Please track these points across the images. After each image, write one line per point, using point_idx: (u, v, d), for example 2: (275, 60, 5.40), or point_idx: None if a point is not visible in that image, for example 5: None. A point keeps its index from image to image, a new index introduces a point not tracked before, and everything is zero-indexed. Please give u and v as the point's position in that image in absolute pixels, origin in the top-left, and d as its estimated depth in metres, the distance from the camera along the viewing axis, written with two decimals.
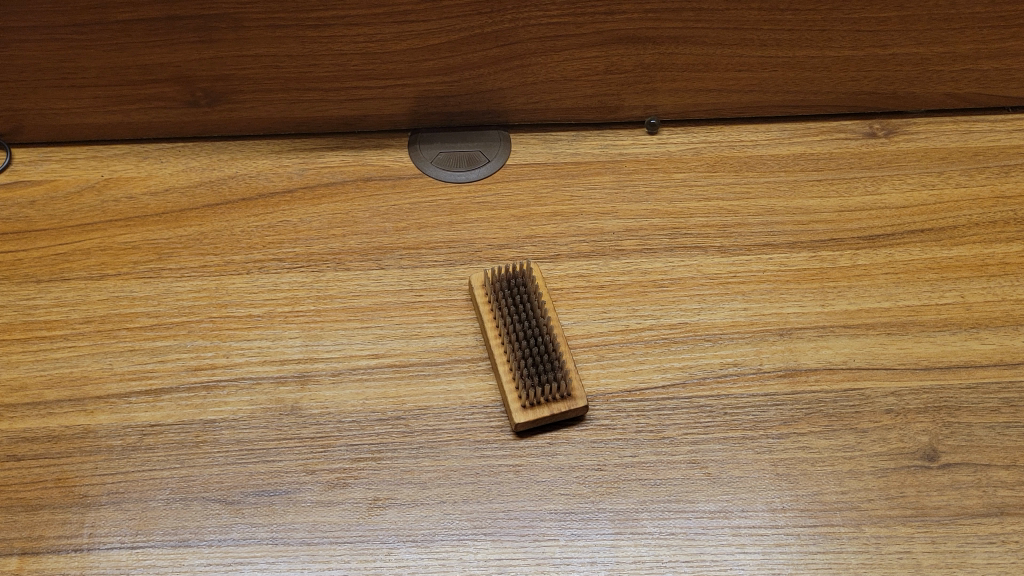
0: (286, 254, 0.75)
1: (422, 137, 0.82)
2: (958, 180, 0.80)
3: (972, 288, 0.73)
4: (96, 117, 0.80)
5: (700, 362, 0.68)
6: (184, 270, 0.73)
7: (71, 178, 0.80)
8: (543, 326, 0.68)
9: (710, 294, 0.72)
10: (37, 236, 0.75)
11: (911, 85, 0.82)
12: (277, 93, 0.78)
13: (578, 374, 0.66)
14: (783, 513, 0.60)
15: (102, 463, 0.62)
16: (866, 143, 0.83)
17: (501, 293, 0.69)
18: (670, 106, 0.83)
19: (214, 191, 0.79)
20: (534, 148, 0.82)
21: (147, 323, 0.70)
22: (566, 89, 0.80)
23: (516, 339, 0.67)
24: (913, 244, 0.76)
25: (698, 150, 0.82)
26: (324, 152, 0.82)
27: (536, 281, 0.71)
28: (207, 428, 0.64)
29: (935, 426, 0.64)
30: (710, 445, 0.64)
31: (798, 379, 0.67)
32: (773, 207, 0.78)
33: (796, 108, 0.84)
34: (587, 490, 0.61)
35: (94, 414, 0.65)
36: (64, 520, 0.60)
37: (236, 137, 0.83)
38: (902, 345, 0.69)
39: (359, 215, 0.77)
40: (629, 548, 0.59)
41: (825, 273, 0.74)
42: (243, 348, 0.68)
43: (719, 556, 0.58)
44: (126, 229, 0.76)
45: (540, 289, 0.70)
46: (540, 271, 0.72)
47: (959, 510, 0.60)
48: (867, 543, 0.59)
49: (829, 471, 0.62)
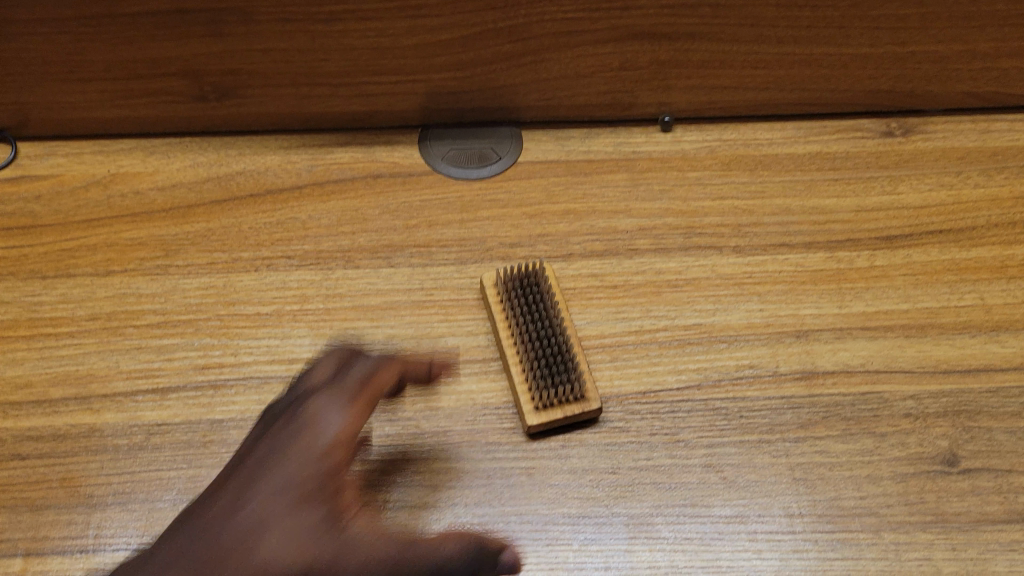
0: (295, 251, 0.73)
1: (433, 134, 0.81)
2: (977, 180, 0.79)
3: (991, 291, 0.71)
4: (103, 111, 0.79)
5: (715, 364, 0.67)
6: (191, 267, 0.72)
7: (77, 173, 0.79)
8: (555, 326, 0.67)
9: (725, 295, 0.71)
10: (42, 232, 0.74)
11: (930, 83, 0.81)
12: (286, 88, 0.77)
13: (590, 375, 0.65)
14: (800, 519, 0.59)
15: (108, 463, 0.61)
16: (883, 142, 0.82)
17: (513, 294, 0.68)
18: (684, 104, 0.81)
19: (222, 187, 0.78)
20: (547, 145, 0.81)
21: (154, 321, 0.69)
22: (579, 85, 0.79)
23: (527, 340, 0.66)
24: (932, 244, 0.74)
25: (712, 149, 0.81)
26: (333, 147, 0.81)
27: (548, 281, 0.70)
28: (215, 428, 0.63)
29: (955, 430, 0.63)
30: (725, 448, 0.63)
31: (815, 382, 0.66)
32: (789, 206, 0.77)
33: (812, 107, 0.83)
34: (600, 493, 0.60)
35: (100, 412, 0.64)
36: (69, 519, 0.59)
37: (244, 132, 0.81)
38: (921, 348, 0.68)
39: (369, 212, 0.76)
40: (645, 553, 0.58)
41: (842, 274, 0.72)
42: (251, 347, 0.67)
43: (736, 561, 0.58)
44: (132, 225, 0.75)
45: (551, 289, 0.70)
46: (550, 272, 0.71)
47: (980, 516, 0.59)
48: (886, 549, 0.58)
49: (847, 475, 0.61)
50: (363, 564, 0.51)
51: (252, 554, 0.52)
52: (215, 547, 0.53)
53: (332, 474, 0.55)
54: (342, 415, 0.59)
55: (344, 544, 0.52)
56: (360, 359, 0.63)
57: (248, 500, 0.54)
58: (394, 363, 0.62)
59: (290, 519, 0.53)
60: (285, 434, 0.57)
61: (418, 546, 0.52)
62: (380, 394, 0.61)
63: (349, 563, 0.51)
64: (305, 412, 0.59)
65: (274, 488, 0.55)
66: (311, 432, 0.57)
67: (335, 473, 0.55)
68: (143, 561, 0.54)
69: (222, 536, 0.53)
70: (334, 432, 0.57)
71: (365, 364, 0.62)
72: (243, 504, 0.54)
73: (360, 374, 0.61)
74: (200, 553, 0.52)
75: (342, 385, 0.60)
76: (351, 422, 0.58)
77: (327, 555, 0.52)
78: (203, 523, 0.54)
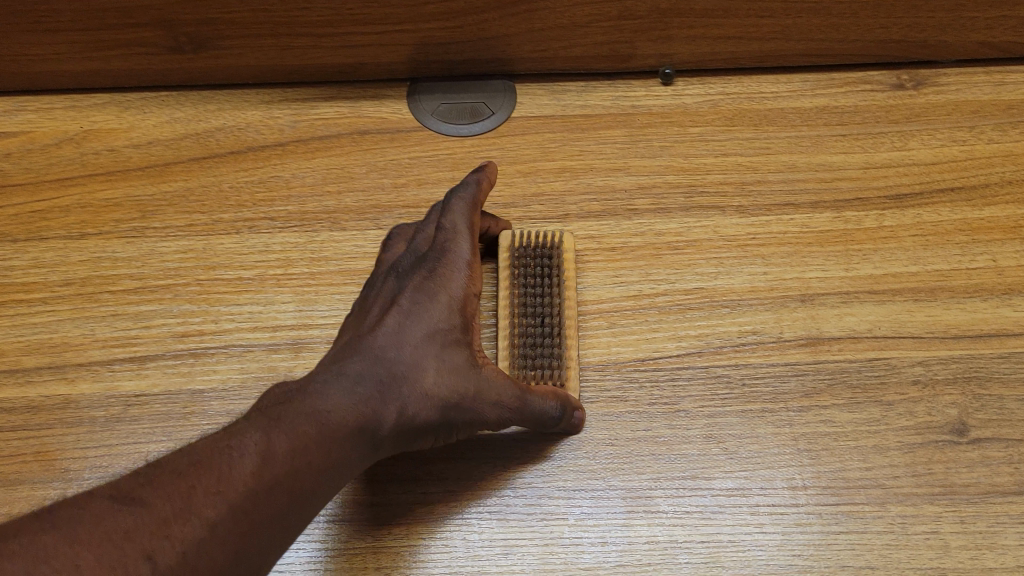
0: (278, 212, 0.70)
1: (422, 88, 0.78)
2: (991, 135, 0.75)
3: (1005, 251, 0.68)
4: (73, 64, 0.74)
5: (717, 330, 0.64)
6: (169, 229, 0.69)
7: (48, 130, 0.75)
8: (552, 304, 0.65)
9: (728, 257, 0.68)
10: (13, 192, 0.71)
11: (944, 33, 0.76)
12: (266, 39, 0.73)
13: (576, 361, 0.63)
14: (804, 491, 0.57)
15: (85, 436, 0.59)
16: (893, 95, 0.78)
17: (520, 264, 0.66)
18: (686, 55, 0.77)
19: (201, 144, 0.74)
20: (542, 100, 0.78)
21: (131, 286, 0.66)
22: (575, 36, 0.75)
23: (520, 315, 0.64)
24: (943, 203, 0.71)
25: (715, 103, 0.77)
26: (317, 102, 0.77)
27: (561, 256, 0.67)
28: (196, 399, 0.61)
29: (965, 398, 0.61)
30: (727, 418, 0.60)
31: (820, 348, 0.64)
32: (795, 163, 0.73)
33: (819, 58, 0.79)
34: (597, 466, 0.59)
35: (75, 383, 0.61)
36: (43, 495, 0.57)
37: (224, 86, 0.78)
38: (930, 312, 0.65)
39: (355, 170, 0.73)
40: (643, 528, 0.56)
41: (849, 235, 0.70)
42: (233, 314, 0.65)
43: (737, 536, 0.56)
44: (107, 184, 0.72)
45: (561, 264, 0.67)
46: (568, 245, 0.68)
47: (989, 488, 0.57)
48: (892, 522, 0.56)
49: (853, 446, 0.59)
50: (502, 403, 0.55)
51: (406, 388, 0.52)
52: (369, 381, 0.52)
53: (466, 321, 0.55)
54: (466, 270, 0.57)
55: (490, 379, 0.54)
56: (450, 197, 0.61)
57: (394, 341, 0.53)
58: (468, 199, 0.60)
59: (439, 357, 0.53)
60: (413, 284, 0.56)
61: (531, 398, 0.56)
62: (475, 231, 0.60)
63: (491, 401, 0.54)
64: (432, 259, 0.57)
65: (416, 329, 0.54)
66: (442, 279, 0.56)
67: (469, 318, 0.56)
68: (286, 394, 0.51)
69: (375, 372, 0.52)
70: (465, 282, 0.56)
71: (468, 212, 0.60)
72: (386, 342, 0.53)
73: (471, 227, 0.59)
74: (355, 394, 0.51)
75: (454, 238, 0.58)
76: (477, 276, 0.57)
77: (474, 391, 0.54)
78: (350, 361, 0.52)
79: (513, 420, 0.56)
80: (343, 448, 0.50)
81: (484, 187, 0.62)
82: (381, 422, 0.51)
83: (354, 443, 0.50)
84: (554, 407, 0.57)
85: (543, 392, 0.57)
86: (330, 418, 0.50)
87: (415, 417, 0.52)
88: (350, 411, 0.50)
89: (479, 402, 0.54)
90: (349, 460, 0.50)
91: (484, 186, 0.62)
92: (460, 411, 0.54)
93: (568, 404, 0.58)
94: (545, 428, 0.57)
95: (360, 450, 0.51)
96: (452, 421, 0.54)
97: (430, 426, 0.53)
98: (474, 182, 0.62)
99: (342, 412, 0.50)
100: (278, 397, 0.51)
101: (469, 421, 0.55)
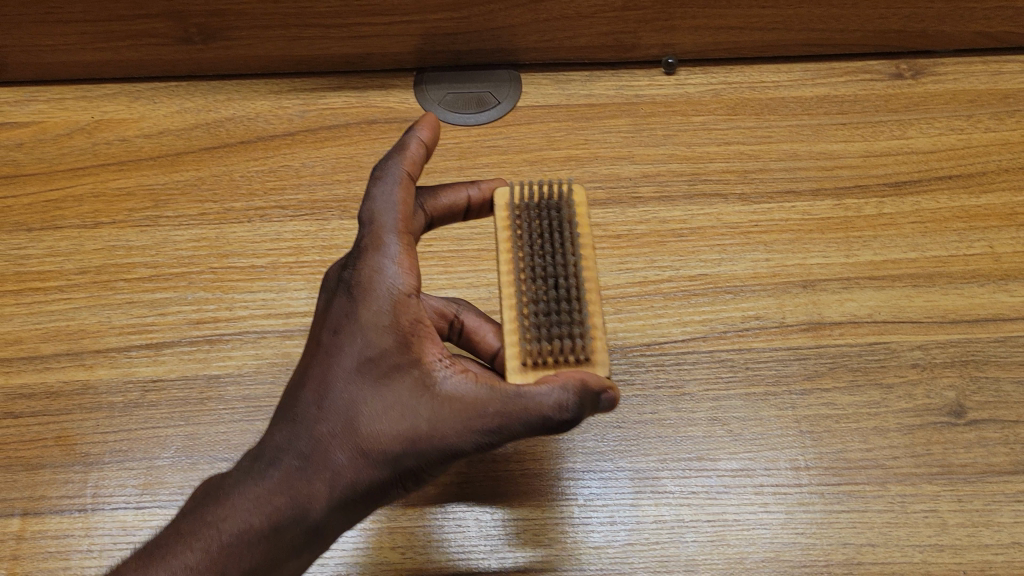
0: (288, 201, 0.71)
1: (429, 78, 0.79)
2: (988, 124, 0.77)
3: (1001, 238, 0.70)
4: (83, 55, 0.75)
5: (721, 315, 0.66)
6: (182, 218, 0.70)
7: (60, 120, 0.76)
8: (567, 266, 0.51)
9: (731, 244, 0.70)
10: (26, 182, 0.72)
11: (942, 23, 0.77)
12: (274, 30, 0.73)
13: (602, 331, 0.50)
14: (806, 471, 0.59)
15: (104, 421, 0.61)
16: (892, 84, 0.79)
17: (526, 217, 0.54)
18: (688, 45, 0.79)
19: (211, 134, 0.75)
20: (546, 89, 0.79)
21: (146, 274, 0.67)
22: (580, 26, 0.76)
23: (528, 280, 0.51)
24: (942, 191, 0.73)
25: (717, 92, 0.79)
26: (326, 92, 0.78)
27: (574, 210, 0.54)
28: (212, 384, 0.62)
29: (963, 381, 0.63)
30: (732, 401, 0.62)
31: (822, 333, 0.65)
32: (796, 152, 0.75)
33: (819, 47, 0.80)
34: (605, 447, 0.61)
35: (93, 368, 0.63)
36: (66, 478, 0.58)
37: (232, 76, 0.79)
38: (929, 297, 0.67)
39: (364, 159, 0.73)
40: (651, 507, 0.58)
41: (849, 222, 0.71)
42: (247, 301, 0.66)
43: (741, 515, 0.57)
44: (119, 174, 0.73)
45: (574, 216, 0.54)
46: (580, 198, 0.55)
47: (986, 468, 0.59)
48: (892, 501, 0.58)
49: (854, 427, 0.61)
50: (474, 429, 0.43)
51: (332, 457, 0.43)
52: (288, 456, 0.43)
53: (403, 340, 0.45)
54: (391, 270, 0.46)
55: (448, 404, 0.44)
56: (370, 185, 0.50)
57: (316, 398, 0.44)
58: (387, 179, 0.49)
59: (370, 402, 0.44)
60: (335, 315, 0.46)
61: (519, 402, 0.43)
62: (403, 210, 0.49)
63: (455, 430, 0.43)
64: (351, 277, 0.47)
65: (335, 375, 0.44)
66: (363, 302, 0.45)
67: (408, 334, 0.45)
68: (204, 495, 0.44)
69: (293, 444, 0.43)
70: (391, 289, 0.46)
71: (391, 198, 0.49)
72: (307, 401, 0.45)
73: (395, 218, 0.48)
74: (265, 484, 0.43)
75: (376, 240, 0.47)
76: (409, 276, 0.46)
77: (427, 426, 0.43)
78: (268, 441, 0.44)
79: (501, 441, 0.44)
80: (261, 549, 0.41)
81: (407, 160, 0.51)
82: (307, 504, 0.42)
83: (276, 537, 0.42)
84: (555, 408, 0.43)
85: (535, 394, 0.44)
86: (227, 525, 0.42)
87: (354, 484, 0.43)
88: (261, 505, 0.42)
89: (440, 436, 0.43)
90: (277, 559, 0.42)
91: (410, 154, 0.51)
92: (417, 455, 0.43)
93: (582, 392, 0.44)
94: (554, 432, 0.45)
95: (291, 544, 0.42)
96: (414, 469, 0.44)
97: (385, 482, 0.44)
98: (394, 156, 0.51)
99: (244, 513, 0.42)
100: (197, 499, 0.44)
101: (443, 461, 0.44)
